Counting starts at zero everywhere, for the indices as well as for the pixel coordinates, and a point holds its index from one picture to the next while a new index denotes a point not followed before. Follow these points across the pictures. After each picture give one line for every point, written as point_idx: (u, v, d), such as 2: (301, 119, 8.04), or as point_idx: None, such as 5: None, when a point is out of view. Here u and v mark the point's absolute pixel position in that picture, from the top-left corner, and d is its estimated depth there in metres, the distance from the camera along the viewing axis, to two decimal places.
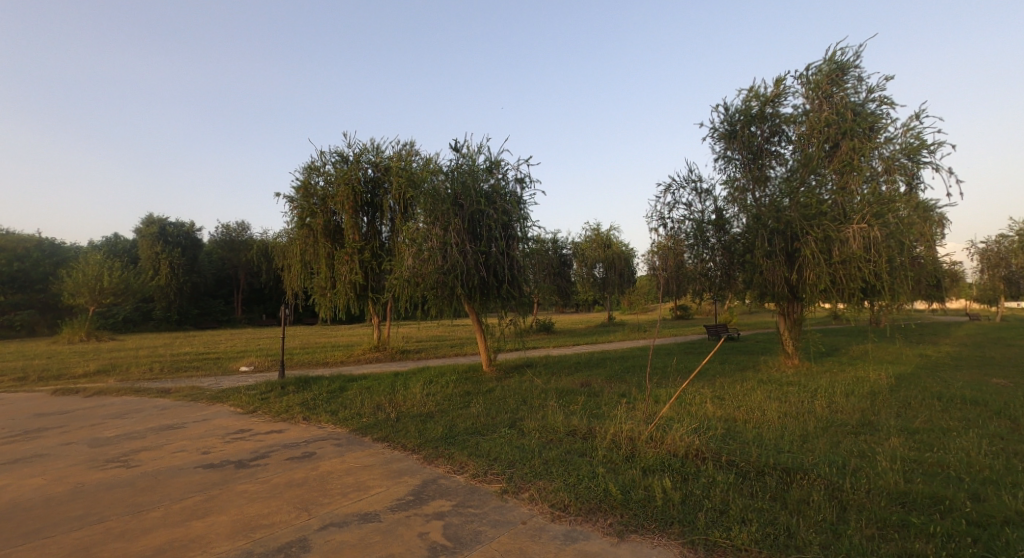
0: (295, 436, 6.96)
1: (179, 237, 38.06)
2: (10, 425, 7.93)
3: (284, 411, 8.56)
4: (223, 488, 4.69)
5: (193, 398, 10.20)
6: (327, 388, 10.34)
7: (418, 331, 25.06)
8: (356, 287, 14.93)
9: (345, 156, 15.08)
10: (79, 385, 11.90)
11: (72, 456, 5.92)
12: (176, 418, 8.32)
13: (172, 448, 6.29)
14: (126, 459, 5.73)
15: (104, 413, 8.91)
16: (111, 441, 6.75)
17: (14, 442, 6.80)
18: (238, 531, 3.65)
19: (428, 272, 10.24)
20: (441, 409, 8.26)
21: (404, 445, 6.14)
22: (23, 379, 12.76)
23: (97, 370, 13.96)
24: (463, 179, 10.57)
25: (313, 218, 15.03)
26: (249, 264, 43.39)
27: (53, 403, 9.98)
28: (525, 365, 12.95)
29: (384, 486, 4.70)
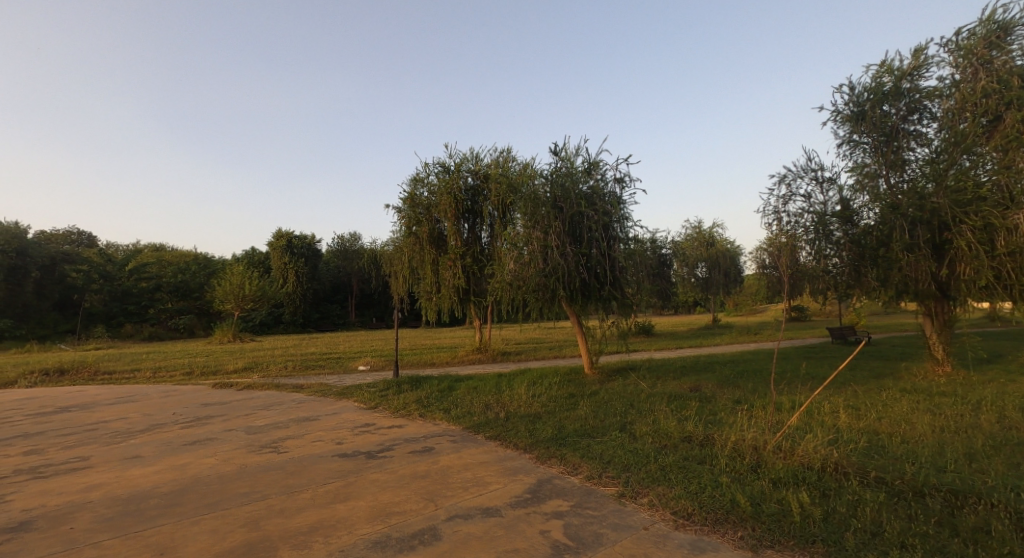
0: (414, 431, 7.44)
1: (303, 248, 42.29)
2: (184, 412, 9.37)
3: (402, 407, 9.17)
4: (358, 476, 5.14)
5: (322, 394, 11.29)
6: (438, 387, 10.90)
7: (517, 333, 25.48)
8: (459, 292, 15.60)
9: (447, 166, 15.82)
10: (232, 380, 13.72)
11: (234, 441, 6.84)
12: (311, 411, 9.28)
13: (311, 438, 7.02)
14: (276, 446, 6.50)
15: (254, 404, 10.17)
16: (261, 429, 7.69)
17: (189, 426, 8.01)
18: (376, 516, 3.98)
19: (530, 275, 10.37)
20: (548, 410, 8.33)
21: (515, 444, 6.30)
22: (189, 374, 14.96)
23: (245, 367, 15.99)
24: (563, 182, 10.59)
25: (419, 227, 15.94)
26: (362, 271, 47.07)
27: (214, 395, 11.58)
28: (628, 368, 12.64)
29: (502, 483, 4.86)
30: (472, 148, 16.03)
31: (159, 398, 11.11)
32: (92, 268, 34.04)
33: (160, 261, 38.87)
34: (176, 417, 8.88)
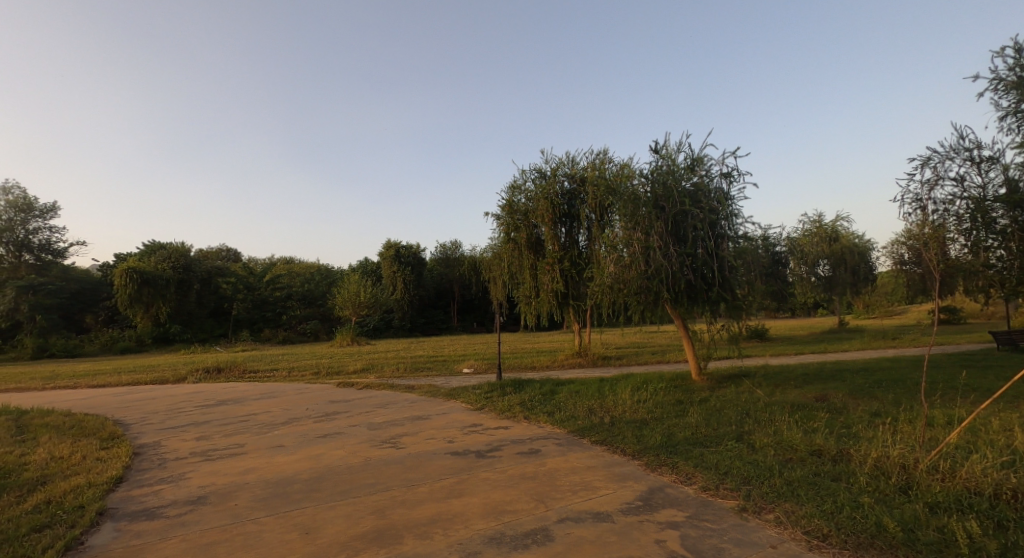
0: (520, 433, 7.58)
1: (410, 257, 44.95)
2: (315, 408, 10.40)
3: (507, 409, 9.37)
4: (470, 474, 5.35)
5: (432, 394, 11.91)
6: (540, 390, 10.98)
7: (617, 338, 24.87)
8: (558, 296, 15.65)
9: (543, 172, 15.95)
10: (352, 380, 14.96)
11: (358, 435, 7.46)
12: (423, 411, 9.84)
13: (425, 435, 7.44)
14: (395, 441, 6.99)
15: (373, 403, 10.99)
16: (380, 426, 8.29)
17: (320, 421, 8.88)
18: (489, 513, 4.12)
19: (631, 277, 10.08)
20: (654, 416, 8.06)
21: (623, 450, 6.17)
22: (317, 374, 16.57)
23: (363, 368, 17.35)
24: (664, 180, 10.20)
25: (518, 233, 16.20)
26: (462, 278, 48.96)
27: (338, 393, 12.72)
28: (740, 374, 11.79)
29: (611, 488, 4.78)
30: (568, 152, 16.00)
31: (294, 395, 12.43)
32: (239, 280, 39.23)
33: (291, 273, 43.65)
34: (309, 412, 9.88)
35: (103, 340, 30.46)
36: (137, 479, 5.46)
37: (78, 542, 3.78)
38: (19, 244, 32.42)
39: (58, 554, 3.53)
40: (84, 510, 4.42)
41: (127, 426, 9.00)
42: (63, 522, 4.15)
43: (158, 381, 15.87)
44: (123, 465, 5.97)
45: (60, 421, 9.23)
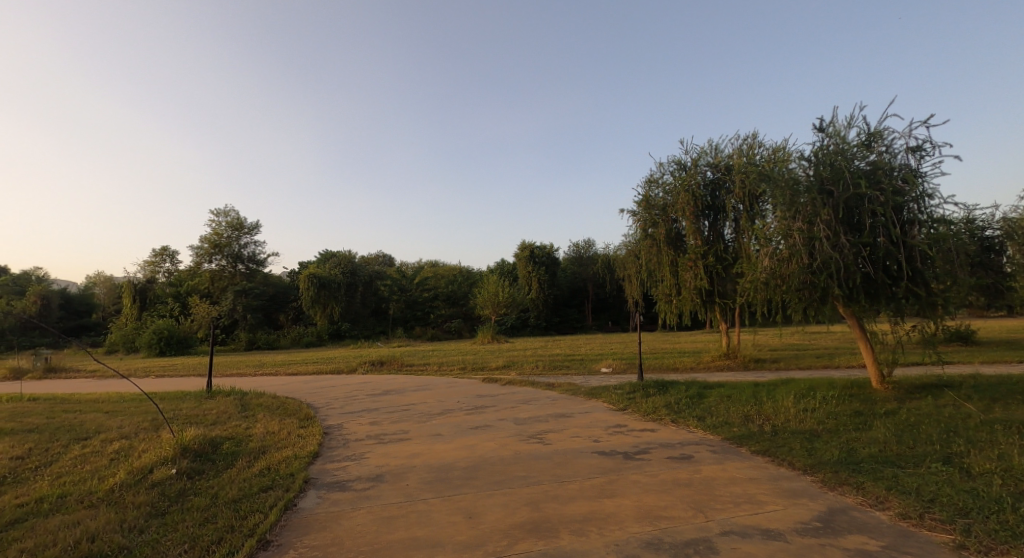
0: (669, 436, 7.24)
1: (545, 258, 45.67)
2: (464, 401, 11.10)
3: (651, 411, 9.01)
4: (619, 475, 5.24)
5: (572, 393, 11.96)
6: (687, 393, 10.38)
7: (772, 340, 22.46)
8: (702, 293, 14.66)
9: (683, 163, 15.01)
10: (496, 376, 15.70)
11: (506, 429, 7.78)
12: (566, 409, 9.91)
13: (570, 433, 7.49)
14: (541, 437, 7.15)
15: (516, 398, 11.38)
16: (525, 421, 8.55)
17: (470, 413, 9.45)
18: (644, 517, 3.99)
19: (791, 272, 8.96)
20: (827, 428, 7.11)
21: (792, 463, 5.53)
22: (463, 369, 17.68)
23: (505, 365, 18.08)
24: (832, 161, 8.93)
25: (655, 229, 15.35)
26: (597, 277, 48.46)
27: (483, 388, 13.41)
28: (939, 384, 9.85)
29: (781, 504, 4.32)
30: (710, 139, 14.86)
31: (446, 388, 13.41)
32: (394, 283, 43.55)
33: (437, 275, 47.32)
34: (459, 405, 10.57)
35: (292, 335, 36.02)
36: (328, 455, 6.34)
37: (292, 503, 4.50)
38: (235, 255, 40.08)
39: (280, 511, 4.25)
40: (294, 477, 5.26)
41: (316, 409, 10.52)
42: (280, 486, 4.99)
43: (335, 372, 18.32)
44: (316, 442, 6.99)
45: (268, 402, 11.14)
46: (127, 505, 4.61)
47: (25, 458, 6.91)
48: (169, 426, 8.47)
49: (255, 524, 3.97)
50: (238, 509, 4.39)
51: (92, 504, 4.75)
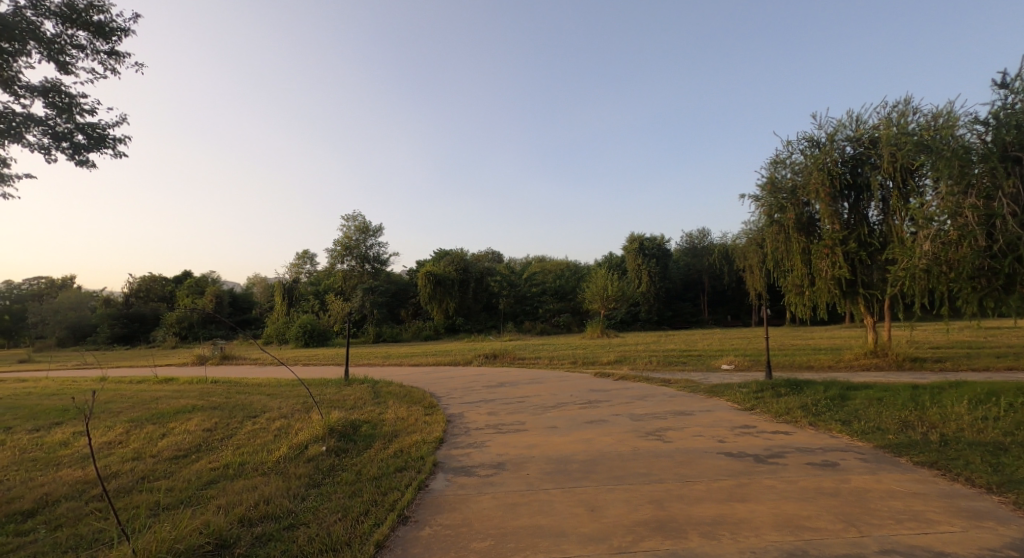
0: (807, 440, 6.60)
1: (655, 249, 43.90)
2: (578, 395, 11.09)
3: (784, 413, 8.26)
4: (752, 478, 4.89)
5: (691, 390, 11.39)
6: (826, 394, 9.35)
7: (933, 337, 19.33)
8: (841, 284, 13.10)
9: (815, 139, 13.46)
10: (609, 371, 15.46)
11: (623, 424, 7.64)
12: (686, 406, 9.47)
13: (692, 432, 7.14)
14: (660, 435, 6.90)
15: (631, 394, 11.12)
16: (642, 417, 8.31)
17: (585, 408, 9.43)
18: (784, 525, 3.69)
19: (963, 257, 7.62)
20: (1014, 440, 5.99)
21: (969, 480, 4.75)
22: (574, 364, 17.68)
23: (617, 360, 17.72)
24: (1019, 121, 7.41)
25: (783, 214, 13.90)
26: (713, 268, 45.51)
27: (596, 383, 13.29)
28: None
29: (958, 526, 3.73)
30: (850, 110, 13.13)
31: (558, 382, 13.51)
32: (504, 278, 44.78)
33: (544, 270, 47.81)
34: (573, 399, 10.59)
35: (413, 329, 38.72)
36: (453, 442, 6.72)
37: (425, 484, 4.85)
38: (362, 256, 44.42)
39: (415, 491, 4.60)
40: (425, 460, 5.67)
41: (438, 398, 11.19)
42: (413, 467, 5.41)
43: (453, 364, 19.35)
44: (441, 429, 7.44)
45: (397, 390, 12.11)
46: (291, 475, 5.31)
47: (212, 431, 8.26)
48: (317, 409, 9.59)
49: (394, 500, 4.34)
50: (379, 485, 4.84)
51: (264, 472, 5.55)
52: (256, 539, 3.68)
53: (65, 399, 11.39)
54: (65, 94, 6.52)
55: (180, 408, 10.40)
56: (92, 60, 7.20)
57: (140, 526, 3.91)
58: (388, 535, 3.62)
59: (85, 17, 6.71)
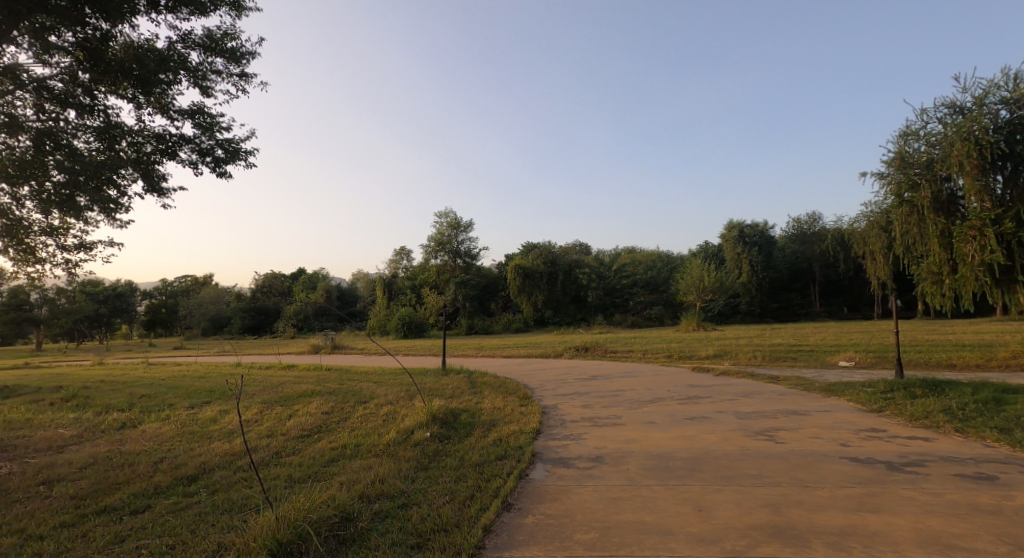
0: (952, 449, 5.80)
1: (756, 237, 40.83)
2: (675, 390, 10.67)
3: (921, 417, 7.34)
4: (885, 488, 4.41)
5: (804, 388, 10.50)
6: (974, 397, 8.15)
7: None
8: (994, 270, 11.28)
9: (959, 105, 11.68)
10: (708, 365, 14.69)
11: (728, 422, 7.24)
12: (799, 405, 8.74)
13: (809, 433, 6.58)
14: (772, 435, 6.44)
15: (734, 391, 10.50)
16: (749, 415, 7.81)
17: (684, 403, 9.06)
18: (928, 543, 3.29)
19: None
20: None
21: None
22: (669, 357, 17.05)
23: (718, 354, 16.77)
24: None
25: (916, 192, 12.23)
26: (824, 256, 41.42)
27: (695, 378, 12.71)
28: None
29: None
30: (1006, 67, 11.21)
31: (654, 376, 13.11)
32: (593, 270, 44.21)
33: (634, 261, 46.48)
34: (671, 394, 10.22)
35: (504, 321, 39.59)
36: (549, 433, 6.78)
37: (525, 473, 4.96)
38: (453, 251, 46.08)
39: (516, 479, 4.72)
40: (524, 450, 5.79)
41: (532, 389, 11.36)
42: (512, 456, 5.54)
43: (544, 356, 19.49)
44: (537, 420, 7.53)
45: (492, 381, 12.46)
46: (401, 457, 5.69)
47: (329, 414, 9.07)
48: (419, 397, 10.16)
49: (496, 487, 4.48)
50: (482, 472, 5.03)
51: (377, 453, 6.00)
52: (375, 515, 3.99)
53: (212, 381, 13.16)
54: (208, 115, 7.43)
55: (302, 392, 11.53)
56: (227, 82, 8.11)
57: (278, 496, 4.40)
58: (494, 520, 3.75)
59: (222, 45, 7.59)
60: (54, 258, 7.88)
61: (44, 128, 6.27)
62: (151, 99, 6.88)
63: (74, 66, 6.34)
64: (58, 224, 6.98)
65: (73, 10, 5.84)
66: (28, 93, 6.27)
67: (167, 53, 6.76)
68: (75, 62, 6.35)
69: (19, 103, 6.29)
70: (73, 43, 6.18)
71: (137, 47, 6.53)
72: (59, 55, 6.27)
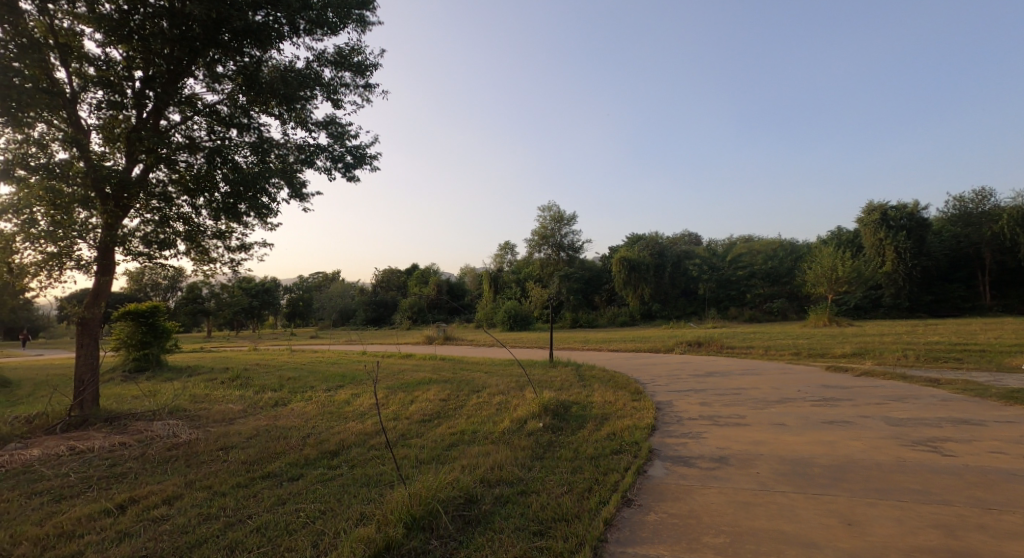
0: None
1: (903, 219, 35.44)
2: (808, 391, 9.71)
3: None
4: None
5: (974, 394, 8.97)
6: None
7: None
8: None
9: None
10: (845, 365, 13.14)
11: (876, 428, 6.42)
12: (970, 414, 7.47)
13: (986, 447, 5.60)
14: (937, 446, 5.58)
15: (881, 394, 9.28)
16: (904, 422, 6.85)
17: (820, 405, 8.20)
18: None
19: None
20: None
21: None
22: (797, 355, 15.55)
23: (857, 352, 14.92)
24: None
25: None
26: (997, 239, 34.88)
27: (830, 378, 11.45)
28: None
29: None
30: None
31: (780, 375, 12.05)
32: (704, 261, 41.74)
33: (752, 250, 42.93)
34: (803, 394, 9.32)
35: (609, 315, 38.87)
36: (666, 430, 6.52)
37: (643, 469, 4.82)
38: (557, 245, 46.25)
39: (635, 475, 4.60)
40: (640, 445, 5.64)
41: (643, 384, 11.03)
42: (629, 451, 5.42)
43: (654, 350, 18.81)
44: (652, 416, 7.28)
45: (602, 374, 12.30)
46: (517, 446, 5.84)
47: (447, 401, 9.59)
48: (530, 388, 10.33)
49: (615, 482, 4.41)
50: (599, 465, 4.98)
51: (493, 440, 6.22)
52: (496, 499, 4.13)
53: (344, 367, 14.58)
54: (339, 125, 8.18)
55: (421, 379, 12.32)
56: (354, 94, 8.85)
57: (408, 474, 4.75)
58: (614, 514, 3.70)
59: (350, 60, 8.29)
60: (223, 258, 9.21)
61: (214, 146, 7.34)
62: (294, 115, 7.75)
63: (233, 91, 7.36)
64: (225, 229, 8.13)
65: (234, 43, 6.75)
66: (202, 117, 7.40)
67: (306, 72, 7.56)
68: (236, 87, 7.36)
69: (196, 127, 7.45)
70: (234, 71, 7.17)
71: (283, 70, 7.35)
72: (223, 83, 7.30)
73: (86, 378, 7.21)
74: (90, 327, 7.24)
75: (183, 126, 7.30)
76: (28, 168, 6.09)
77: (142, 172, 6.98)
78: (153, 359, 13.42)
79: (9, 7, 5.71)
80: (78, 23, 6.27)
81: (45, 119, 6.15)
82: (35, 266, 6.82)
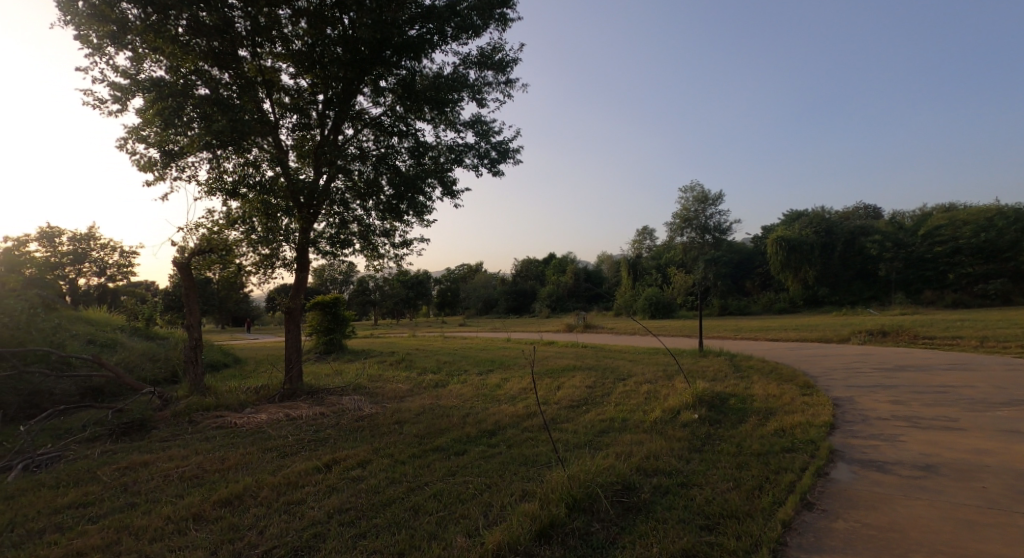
0: None
1: None
2: None
3: None
4: None
5: None
6: None
7: None
8: None
9: None
10: None
11: None
12: None
13: None
14: None
15: None
16: None
17: None
18: None
19: None
20: None
21: None
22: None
23: None
24: None
25: None
26: None
27: None
28: None
29: None
30: None
31: (1002, 371, 9.80)
32: (885, 237, 35.66)
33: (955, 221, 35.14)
34: None
35: (764, 301, 35.46)
36: (849, 429, 5.73)
37: (824, 471, 4.31)
38: (701, 227, 43.44)
39: (813, 476, 4.13)
40: (817, 445, 5.03)
41: (813, 377, 9.85)
42: (804, 450, 4.88)
43: (823, 340, 16.64)
44: (828, 412, 6.45)
45: (761, 366, 11.27)
46: (671, 436, 5.63)
47: (593, 388, 9.63)
48: (679, 378, 9.89)
49: (791, 482, 4.00)
50: (768, 463, 4.56)
51: (645, 430, 6.07)
52: (655, 489, 4.02)
53: (493, 353, 15.48)
54: (484, 123, 8.59)
55: (566, 366, 12.53)
56: (496, 91, 9.20)
57: (563, 457, 4.86)
58: (793, 517, 3.37)
59: (491, 59, 8.64)
60: (388, 254, 10.30)
61: (380, 154, 8.22)
62: (444, 118, 8.33)
63: (393, 103, 8.14)
64: (390, 227, 9.07)
65: (393, 58, 7.45)
66: (370, 129, 8.31)
67: (453, 76, 8.06)
68: (395, 99, 8.12)
69: (365, 139, 8.40)
70: (394, 84, 7.93)
71: (434, 77, 7.92)
72: (386, 96, 8.11)
73: (292, 357, 8.64)
74: (294, 315, 8.64)
75: (355, 139, 8.28)
76: (249, 185, 7.48)
77: (326, 182, 8.09)
78: (336, 343, 15.63)
79: (231, 55, 7.01)
80: (275, 61, 7.45)
81: (257, 144, 7.46)
82: (255, 266, 8.35)
